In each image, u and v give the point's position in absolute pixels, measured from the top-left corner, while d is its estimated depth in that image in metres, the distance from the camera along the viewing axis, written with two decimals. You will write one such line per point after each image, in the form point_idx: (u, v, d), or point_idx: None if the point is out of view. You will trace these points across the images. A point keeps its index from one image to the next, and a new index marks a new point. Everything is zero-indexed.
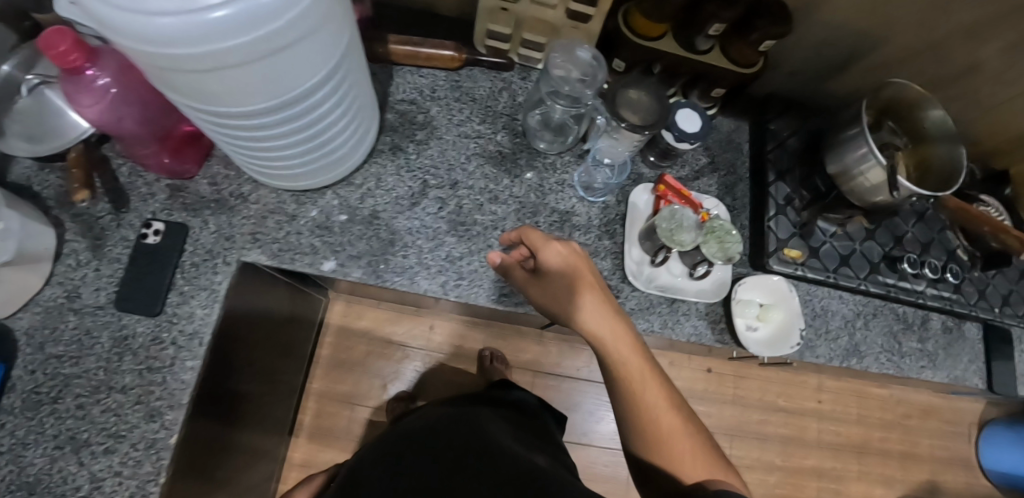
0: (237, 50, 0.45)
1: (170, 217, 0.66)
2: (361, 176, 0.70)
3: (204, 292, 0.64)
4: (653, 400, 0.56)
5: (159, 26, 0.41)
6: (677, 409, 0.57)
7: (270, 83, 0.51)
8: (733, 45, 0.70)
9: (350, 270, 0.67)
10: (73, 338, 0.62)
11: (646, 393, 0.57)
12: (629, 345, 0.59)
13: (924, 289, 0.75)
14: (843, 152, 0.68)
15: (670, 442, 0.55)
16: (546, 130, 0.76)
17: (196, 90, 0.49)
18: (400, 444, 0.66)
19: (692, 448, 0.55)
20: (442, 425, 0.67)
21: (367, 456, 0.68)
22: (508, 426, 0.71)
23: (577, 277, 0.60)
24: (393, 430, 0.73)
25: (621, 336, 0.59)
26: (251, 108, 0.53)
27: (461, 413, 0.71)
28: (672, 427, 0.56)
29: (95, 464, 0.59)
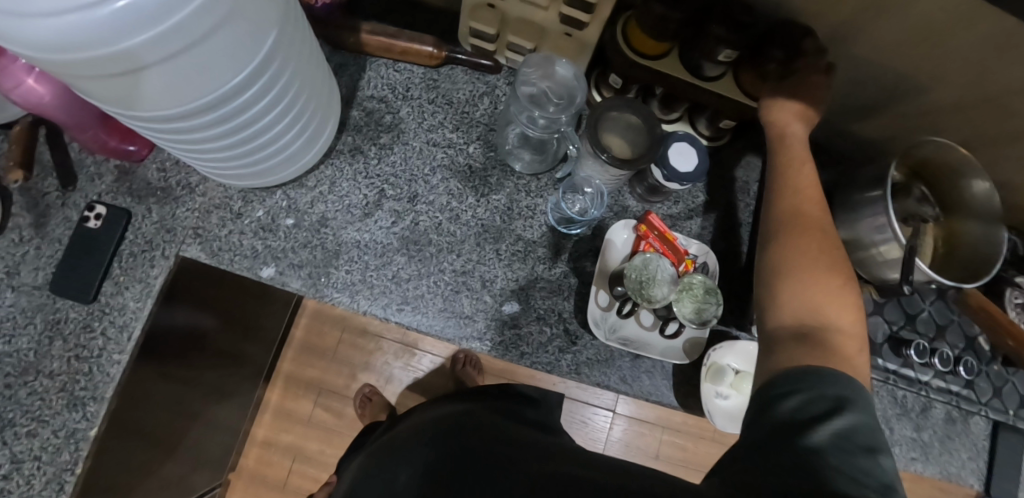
0: (137, 52, 0.37)
1: (115, 202, 0.64)
2: (315, 178, 0.66)
3: (139, 285, 0.62)
4: (821, 256, 0.50)
5: (40, 29, 0.33)
6: (840, 290, 0.49)
7: (195, 83, 0.43)
8: (750, 75, 0.59)
9: (289, 279, 0.63)
10: (7, 316, 0.61)
11: (813, 239, 0.51)
12: (809, 179, 0.56)
13: (929, 381, 0.65)
14: (856, 216, 0.58)
15: (814, 278, 0.49)
16: (525, 148, 0.68)
17: (103, 94, 0.42)
18: (412, 453, 0.54)
19: (838, 306, 0.48)
20: (450, 432, 0.55)
21: (374, 471, 0.56)
22: (522, 428, 0.56)
23: (795, 102, 0.57)
24: (406, 429, 0.61)
25: (802, 169, 0.56)
26: (179, 113, 0.46)
27: (466, 415, 0.58)
28: (824, 270, 0.49)
29: (17, 445, 0.58)
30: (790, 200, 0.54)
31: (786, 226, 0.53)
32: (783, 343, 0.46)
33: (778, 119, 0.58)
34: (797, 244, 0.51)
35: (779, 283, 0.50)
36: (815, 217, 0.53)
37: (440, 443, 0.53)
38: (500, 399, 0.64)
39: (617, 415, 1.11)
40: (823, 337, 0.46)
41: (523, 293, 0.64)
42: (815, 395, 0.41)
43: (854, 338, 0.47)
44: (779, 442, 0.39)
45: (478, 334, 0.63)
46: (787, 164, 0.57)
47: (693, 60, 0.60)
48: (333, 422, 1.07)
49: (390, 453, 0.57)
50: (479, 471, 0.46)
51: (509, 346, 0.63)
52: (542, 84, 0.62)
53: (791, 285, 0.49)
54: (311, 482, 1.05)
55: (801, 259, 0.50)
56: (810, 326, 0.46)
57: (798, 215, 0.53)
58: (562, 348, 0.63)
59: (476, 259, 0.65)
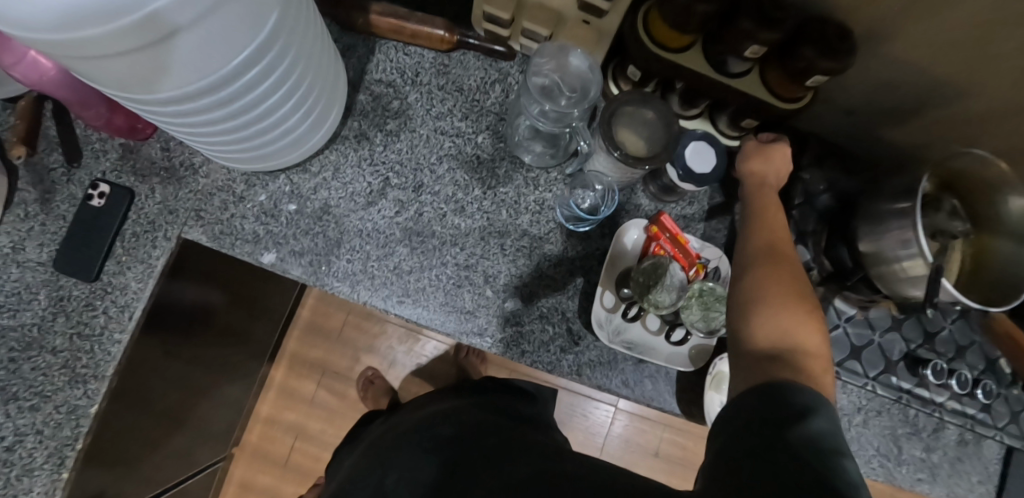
0: (153, 23, 0.35)
1: (119, 181, 0.63)
2: (319, 163, 0.64)
3: (141, 265, 0.62)
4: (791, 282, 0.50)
5: None
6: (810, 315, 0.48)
7: (207, 53, 0.41)
8: (777, 72, 0.56)
9: (289, 266, 0.62)
10: (12, 291, 0.61)
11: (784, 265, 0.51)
12: (785, 220, 0.56)
13: (944, 402, 0.63)
14: (881, 230, 0.55)
15: (788, 304, 0.48)
16: (536, 139, 0.65)
17: (120, 77, 0.40)
18: (402, 451, 0.53)
19: (805, 330, 0.47)
20: (437, 430, 0.54)
21: (366, 471, 0.55)
22: (509, 423, 0.55)
23: (775, 159, 0.60)
24: (396, 427, 0.60)
25: (778, 209, 0.57)
26: (187, 93, 0.44)
27: (452, 412, 0.57)
28: (799, 300, 0.48)
29: (20, 419, 0.59)
30: (766, 235, 0.54)
31: (763, 256, 0.52)
32: (755, 369, 0.45)
33: (757, 171, 0.60)
34: (773, 273, 0.50)
35: (752, 310, 0.49)
36: (787, 246, 0.53)
37: (429, 442, 0.52)
38: (496, 395, 0.63)
39: (618, 410, 1.11)
40: (796, 363, 0.45)
41: (527, 291, 0.63)
42: (798, 393, 0.41)
43: (821, 365, 0.46)
44: (765, 433, 0.39)
45: (479, 330, 0.62)
46: (764, 204, 0.57)
47: (718, 56, 0.57)
48: (335, 403, 1.07)
49: (381, 452, 0.57)
50: (465, 475, 0.45)
51: (509, 345, 0.61)
52: (553, 76, 0.60)
53: (766, 312, 0.48)
54: (312, 461, 1.06)
55: (776, 287, 0.49)
56: (783, 351, 0.45)
57: (772, 244, 0.53)
58: (564, 348, 0.62)
59: (480, 254, 0.63)
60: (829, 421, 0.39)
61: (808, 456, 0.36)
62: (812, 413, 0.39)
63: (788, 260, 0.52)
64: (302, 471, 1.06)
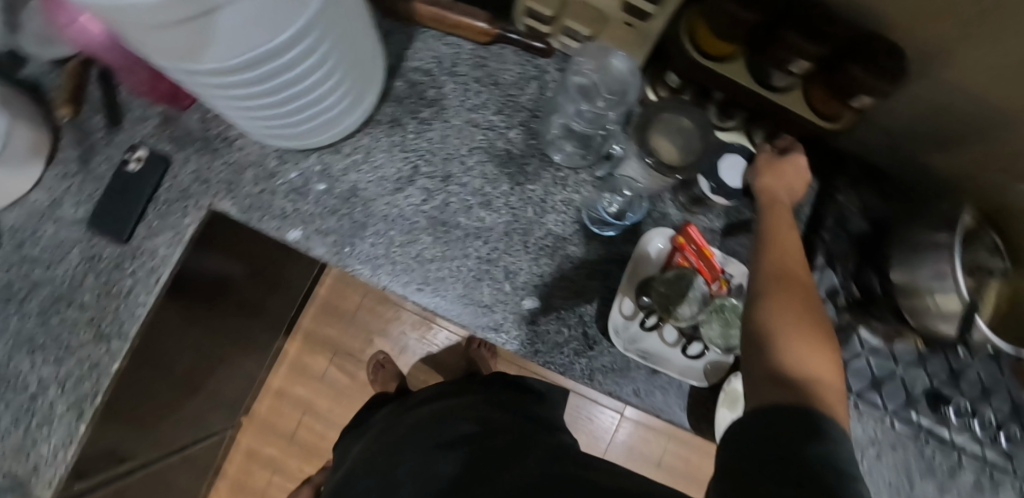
0: None
1: (156, 147, 0.65)
2: (350, 145, 0.65)
3: (170, 232, 0.63)
4: (800, 304, 0.49)
5: None
6: (820, 338, 0.48)
7: (264, 24, 0.41)
8: (820, 89, 0.55)
9: (313, 245, 0.63)
10: (48, 246, 0.63)
11: (794, 287, 0.50)
12: (795, 244, 0.55)
13: (964, 444, 0.61)
14: (917, 261, 0.54)
15: (798, 327, 0.47)
16: (568, 139, 0.65)
17: (175, 43, 0.39)
18: (412, 447, 0.53)
19: (815, 351, 0.47)
20: (446, 423, 0.55)
21: (374, 463, 0.55)
22: (516, 419, 0.55)
23: (786, 176, 0.59)
24: (399, 425, 0.60)
25: (789, 231, 0.56)
26: (232, 63, 0.44)
27: (454, 412, 0.57)
28: (807, 323, 0.48)
29: (44, 370, 0.61)
30: (775, 258, 0.53)
31: (772, 282, 0.51)
32: (764, 390, 0.44)
33: (769, 190, 0.59)
34: (781, 299, 0.49)
35: (761, 338, 0.48)
36: (798, 268, 0.53)
37: (441, 439, 0.52)
38: (502, 393, 0.62)
39: (624, 417, 1.10)
40: (809, 388, 0.43)
41: (545, 290, 0.62)
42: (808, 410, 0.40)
43: (831, 387, 0.45)
44: (775, 448, 0.39)
45: (495, 325, 0.62)
46: (774, 226, 0.56)
47: (761, 69, 0.56)
48: (344, 383, 1.09)
49: (388, 447, 0.56)
50: (481, 477, 0.45)
51: (524, 343, 0.61)
52: (593, 76, 0.60)
53: (775, 338, 0.47)
54: (317, 438, 1.08)
55: (785, 314, 0.48)
56: (794, 376, 0.44)
57: (783, 266, 0.52)
58: (578, 351, 0.62)
59: (503, 249, 0.63)
60: (841, 442, 0.39)
61: (822, 474, 0.36)
62: (827, 434, 0.39)
63: (796, 286, 0.51)
64: (307, 447, 1.08)
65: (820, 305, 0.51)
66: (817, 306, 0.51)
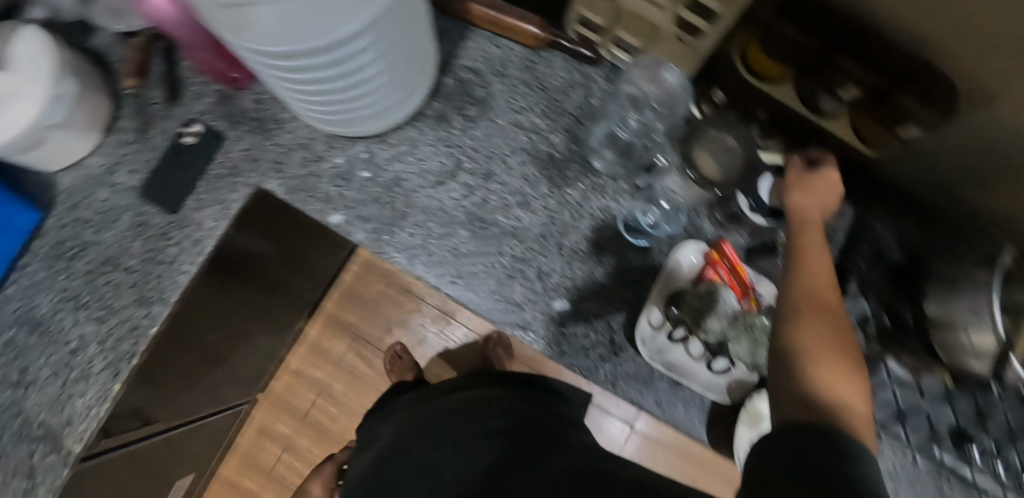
0: None
1: (211, 123, 0.67)
2: (398, 136, 0.67)
3: (217, 206, 0.65)
4: (828, 329, 0.48)
5: None
6: (848, 364, 0.47)
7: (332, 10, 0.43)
8: (868, 115, 0.56)
9: (354, 230, 0.64)
10: (100, 210, 0.65)
11: (822, 312, 0.49)
12: (825, 265, 0.53)
13: (986, 484, 0.60)
14: (954, 296, 0.54)
15: (825, 355, 0.47)
16: (610, 147, 0.66)
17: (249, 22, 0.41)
18: (448, 431, 0.54)
19: (844, 378, 0.46)
20: (476, 414, 0.56)
21: (405, 446, 0.56)
22: (543, 415, 0.56)
23: (815, 191, 0.57)
24: (427, 409, 0.62)
25: (820, 251, 0.54)
26: (299, 48, 0.46)
27: (485, 402, 0.58)
28: (835, 350, 0.47)
29: (86, 327, 0.63)
30: (804, 281, 0.52)
31: (801, 305, 0.50)
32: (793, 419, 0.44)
33: (801, 207, 0.57)
34: (811, 324, 0.49)
35: (790, 365, 0.47)
36: (828, 291, 0.51)
37: (475, 427, 0.53)
38: (527, 388, 0.63)
39: (634, 429, 1.09)
40: (838, 415, 0.43)
41: (575, 293, 0.63)
42: (838, 438, 0.40)
43: (862, 414, 0.45)
44: (809, 468, 0.38)
45: (524, 323, 0.63)
46: (803, 247, 0.54)
47: (809, 91, 0.57)
48: (361, 369, 1.10)
49: (421, 429, 0.57)
50: (512, 468, 0.45)
51: (551, 343, 0.62)
52: (645, 87, 0.64)
53: (804, 365, 0.47)
54: (330, 420, 1.09)
55: (814, 340, 0.48)
56: (823, 402, 0.44)
57: (811, 290, 0.51)
58: (604, 356, 0.63)
59: (538, 249, 0.64)
60: (874, 470, 0.39)
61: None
62: (859, 462, 0.39)
63: (826, 310, 0.50)
64: (319, 428, 1.09)
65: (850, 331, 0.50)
66: (848, 330, 0.50)
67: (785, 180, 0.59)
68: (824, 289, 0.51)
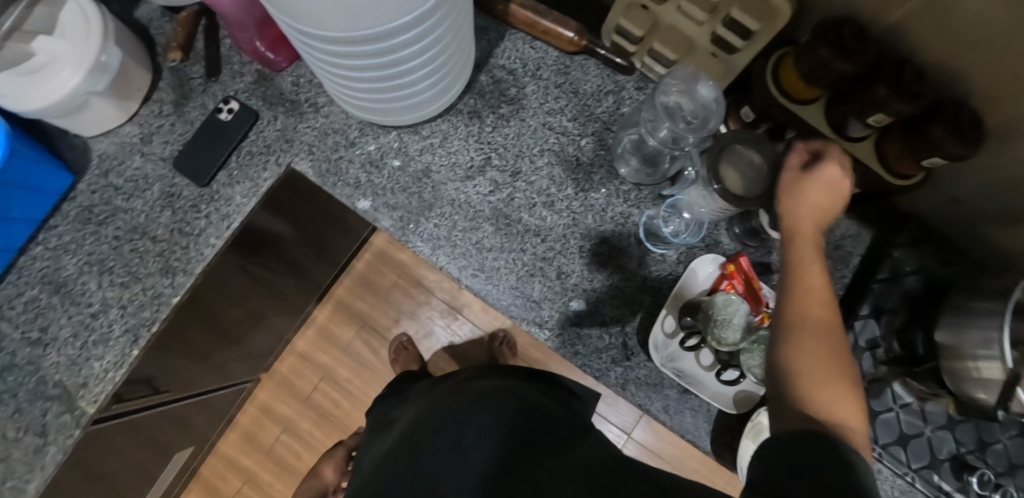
0: None
1: (247, 101, 0.68)
2: (429, 129, 0.68)
3: (248, 183, 0.66)
4: (819, 345, 0.45)
5: None
6: (842, 381, 0.44)
7: (396, 7, 0.44)
8: (897, 146, 0.56)
9: (380, 217, 0.66)
10: (132, 178, 0.67)
11: (813, 329, 0.46)
12: (820, 278, 0.49)
13: None
14: (965, 327, 0.55)
15: (818, 374, 0.44)
16: (636, 155, 0.67)
17: (320, 11, 0.43)
18: (477, 413, 0.53)
19: (838, 395, 0.43)
20: (503, 401, 0.55)
21: (429, 422, 0.55)
22: (564, 416, 0.57)
23: (809, 195, 0.52)
24: (448, 391, 0.61)
25: (815, 264, 0.50)
26: (356, 36, 0.47)
27: (513, 390, 0.58)
28: (829, 368, 0.44)
29: (108, 292, 0.64)
30: (794, 297, 0.48)
31: (793, 323, 0.47)
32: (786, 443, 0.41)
33: (794, 214, 0.52)
34: (805, 344, 0.45)
35: (786, 389, 0.44)
36: (821, 306, 0.47)
37: (504, 413, 0.53)
38: (542, 383, 0.64)
39: (630, 439, 1.09)
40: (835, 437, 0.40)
41: (593, 295, 0.65)
42: (832, 453, 0.37)
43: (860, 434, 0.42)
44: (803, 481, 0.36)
45: (540, 321, 0.64)
46: (796, 262, 0.50)
47: (840, 117, 0.58)
48: (366, 358, 1.11)
49: (444, 410, 0.56)
50: (538, 455, 0.48)
51: (565, 342, 0.64)
52: (678, 99, 0.61)
53: (799, 388, 0.44)
54: (331, 406, 1.10)
55: (812, 361, 0.44)
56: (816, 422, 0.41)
57: (801, 307, 0.47)
58: (616, 359, 0.64)
59: (559, 249, 0.65)
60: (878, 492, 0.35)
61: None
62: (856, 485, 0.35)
63: (820, 327, 0.46)
64: (320, 413, 1.10)
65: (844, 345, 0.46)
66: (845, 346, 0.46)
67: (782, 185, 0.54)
68: (815, 304, 0.47)
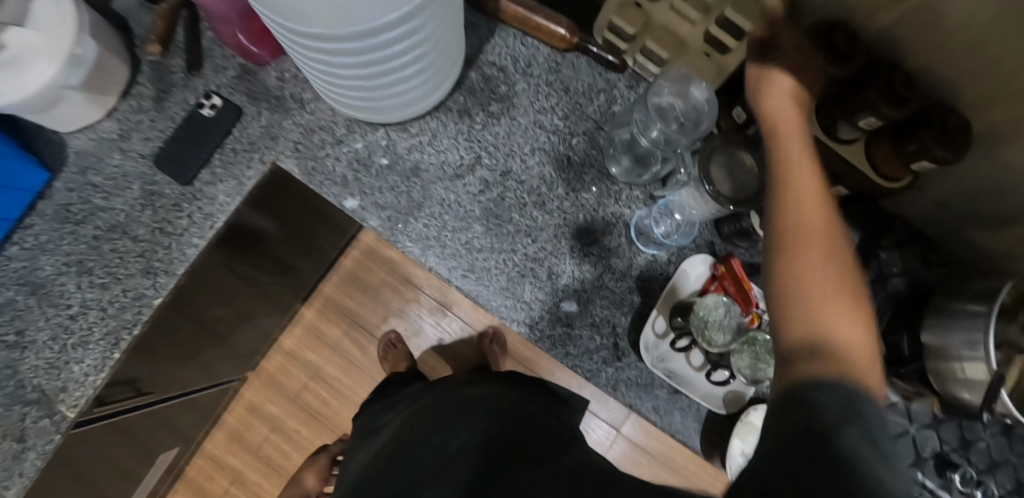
0: None
1: (229, 97, 0.66)
2: (418, 126, 0.67)
3: (232, 181, 0.64)
4: (816, 252, 0.41)
5: None
6: (845, 290, 0.40)
7: (383, 5, 0.43)
8: (884, 148, 0.57)
9: (368, 216, 0.65)
10: (110, 176, 0.65)
11: (811, 236, 0.42)
12: (810, 174, 0.44)
13: None
14: (950, 329, 0.56)
15: (819, 286, 0.40)
16: (627, 154, 0.67)
17: (305, 8, 0.41)
18: (463, 424, 0.53)
19: (841, 304, 0.40)
20: (492, 408, 0.55)
21: (415, 433, 0.54)
22: (553, 421, 0.57)
23: (787, 93, 0.48)
24: (436, 395, 0.61)
25: (805, 154, 0.45)
26: (342, 34, 0.46)
27: (501, 397, 0.58)
28: (832, 280, 0.40)
29: (88, 293, 0.62)
30: (787, 211, 0.43)
31: (791, 234, 0.42)
32: (789, 364, 0.39)
33: (780, 119, 0.47)
34: (800, 254, 0.41)
35: (776, 299, 0.42)
36: (819, 215, 0.42)
37: (494, 421, 0.53)
38: (532, 387, 0.65)
39: (620, 435, 1.10)
40: (836, 338, 0.38)
41: (584, 296, 0.65)
42: (839, 399, 0.34)
43: (867, 359, 0.39)
44: (794, 450, 0.33)
45: (531, 322, 0.64)
46: (784, 162, 0.45)
47: (830, 119, 0.59)
48: (354, 356, 1.10)
49: (431, 417, 0.56)
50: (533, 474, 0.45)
51: (556, 343, 0.64)
52: (671, 100, 0.61)
53: (792, 298, 0.41)
54: (320, 404, 1.09)
55: (808, 262, 0.41)
56: (820, 340, 0.38)
57: (800, 217, 0.42)
58: (606, 360, 0.64)
59: (550, 250, 0.65)
60: (876, 435, 0.33)
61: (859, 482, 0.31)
62: (855, 416, 0.34)
63: (818, 233, 0.42)
64: (308, 411, 1.09)
65: (840, 242, 0.43)
66: (841, 245, 0.43)
67: (756, 86, 0.50)
68: (812, 214, 0.42)
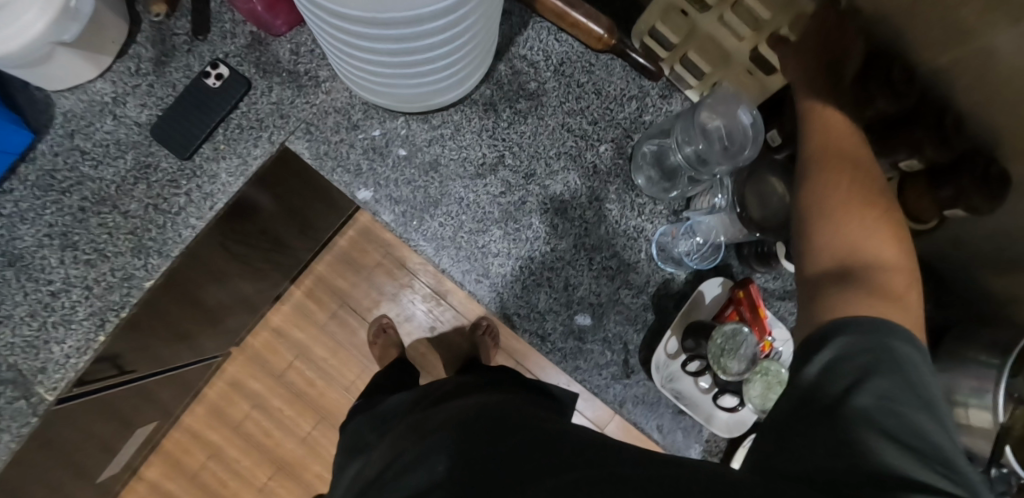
0: None
1: (238, 67, 0.61)
2: (440, 118, 0.63)
3: (236, 160, 0.60)
4: (843, 177, 0.47)
5: None
6: (872, 209, 0.46)
7: None
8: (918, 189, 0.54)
9: (381, 209, 0.62)
10: (101, 142, 0.59)
11: (838, 163, 0.48)
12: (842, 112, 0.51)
13: None
14: (959, 374, 0.56)
15: (849, 209, 0.46)
16: (655, 167, 0.64)
17: None
18: (444, 429, 0.52)
19: (868, 221, 0.45)
20: (477, 409, 0.55)
21: (403, 449, 0.53)
22: (539, 411, 0.57)
23: None
24: (421, 417, 0.60)
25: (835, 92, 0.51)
26: (377, 19, 0.42)
27: (483, 402, 0.58)
28: (860, 203, 0.46)
29: (72, 269, 0.58)
30: (818, 146, 0.50)
31: (820, 162, 0.49)
32: (821, 277, 0.45)
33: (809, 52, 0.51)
34: (834, 181, 0.48)
35: (806, 225, 0.48)
36: (845, 146, 0.49)
37: (482, 417, 0.53)
38: (522, 397, 0.65)
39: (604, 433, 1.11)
40: (861, 251, 0.44)
41: (599, 309, 0.63)
42: (862, 349, 0.38)
43: (897, 271, 0.44)
44: (814, 423, 0.37)
45: (543, 333, 0.62)
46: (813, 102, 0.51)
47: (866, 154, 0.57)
48: (342, 336, 1.07)
49: (415, 436, 0.55)
50: (541, 454, 0.44)
51: (567, 356, 0.62)
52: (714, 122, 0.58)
53: (820, 219, 0.47)
54: (305, 384, 1.07)
55: (837, 186, 0.47)
56: (846, 254, 0.45)
57: (829, 149, 0.49)
58: (615, 376, 0.63)
59: (568, 260, 0.63)
60: (898, 360, 0.38)
61: (870, 431, 0.35)
62: (877, 339, 0.39)
63: (842, 160, 0.48)
64: (292, 389, 1.07)
65: (872, 169, 0.48)
66: (875, 172, 0.49)
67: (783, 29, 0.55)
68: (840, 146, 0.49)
